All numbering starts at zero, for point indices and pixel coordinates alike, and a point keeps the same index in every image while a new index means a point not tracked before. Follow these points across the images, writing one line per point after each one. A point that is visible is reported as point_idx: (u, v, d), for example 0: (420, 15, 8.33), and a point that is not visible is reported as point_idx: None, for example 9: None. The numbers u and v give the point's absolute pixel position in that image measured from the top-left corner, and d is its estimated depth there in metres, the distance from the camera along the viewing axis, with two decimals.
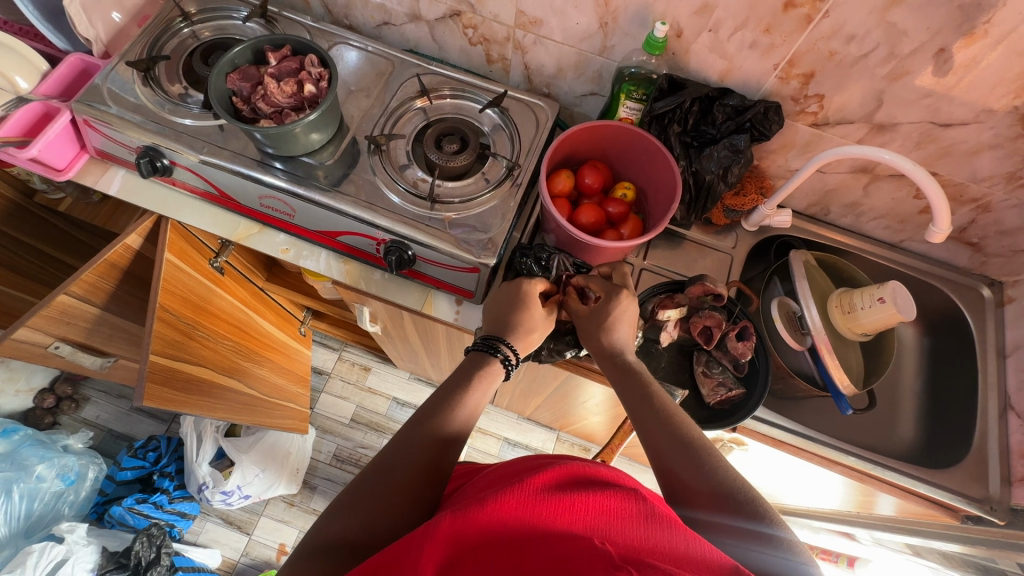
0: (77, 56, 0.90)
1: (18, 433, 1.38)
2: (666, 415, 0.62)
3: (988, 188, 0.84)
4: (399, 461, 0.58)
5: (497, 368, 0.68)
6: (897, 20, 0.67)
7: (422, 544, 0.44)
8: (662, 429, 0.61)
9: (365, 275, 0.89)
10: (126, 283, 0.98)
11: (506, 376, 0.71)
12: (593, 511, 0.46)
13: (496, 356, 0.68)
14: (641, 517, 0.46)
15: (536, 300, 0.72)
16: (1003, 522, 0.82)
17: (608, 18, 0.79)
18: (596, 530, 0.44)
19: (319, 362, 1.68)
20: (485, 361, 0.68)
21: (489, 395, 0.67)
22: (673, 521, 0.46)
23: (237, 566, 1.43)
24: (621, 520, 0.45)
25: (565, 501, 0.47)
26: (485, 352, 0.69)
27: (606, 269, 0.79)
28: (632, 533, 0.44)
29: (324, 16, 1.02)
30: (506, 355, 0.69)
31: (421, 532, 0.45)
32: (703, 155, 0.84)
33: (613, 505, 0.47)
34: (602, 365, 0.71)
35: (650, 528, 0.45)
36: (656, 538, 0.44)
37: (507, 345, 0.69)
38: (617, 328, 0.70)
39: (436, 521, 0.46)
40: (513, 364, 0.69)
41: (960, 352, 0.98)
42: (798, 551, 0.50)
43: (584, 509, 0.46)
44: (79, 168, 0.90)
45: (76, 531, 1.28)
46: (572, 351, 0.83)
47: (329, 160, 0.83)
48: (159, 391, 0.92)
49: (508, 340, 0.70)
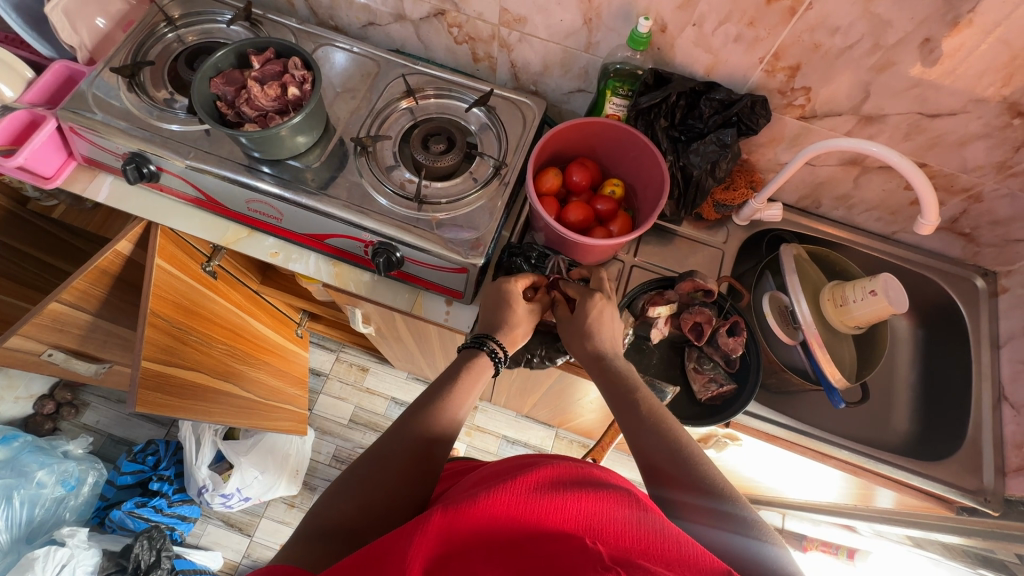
0: (61, 63, 0.91)
1: (18, 440, 1.39)
2: (654, 412, 0.62)
3: (978, 178, 0.83)
4: (387, 458, 0.57)
5: (488, 365, 0.68)
6: (881, 11, 0.67)
7: (413, 537, 0.44)
8: (648, 424, 0.61)
9: (355, 277, 0.89)
10: (118, 289, 0.98)
11: (495, 372, 0.70)
12: (586, 510, 0.45)
13: (485, 351, 0.68)
14: (633, 517, 0.45)
15: (521, 299, 0.72)
16: (997, 514, 0.82)
17: (591, 14, 0.79)
18: (588, 531, 0.44)
19: (316, 363, 1.69)
20: (474, 356, 0.68)
21: (479, 392, 0.67)
22: (666, 522, 0.46)
23: (239, 568, 1.43)
24: (613, 519, 0.45)
25: (558, 499, 0.46)
26: (475, 347, 0.68)
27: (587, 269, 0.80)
28: (624, 533, 0.44)
29: (309, 18, 1.01)
30: (495, 351, 0.69)
31: (411, 525, 0.45)
32: (690, 149, 0.84)
33: (606, 503, 0.46)
34: (588, 368, 0.71)
35: (642, 528, 0.44)
36: (648, 539, 0.43)
37: (495, 341, 0.69)
38: (597, 331, 0.70)
39: (426, 516, 0.45)
40: (501, 359, 0.69)
41: (954, 343, 0.97)
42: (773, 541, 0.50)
43: (577, 507, 0.46)
44: (67, 176, 0.90)
45: (77, 535, 1.29)
46: (562, 358, 0.83)
47: (316, 162, 0.82)
48: (153, 396, 0.92)
49: (498, 337, 0.70)
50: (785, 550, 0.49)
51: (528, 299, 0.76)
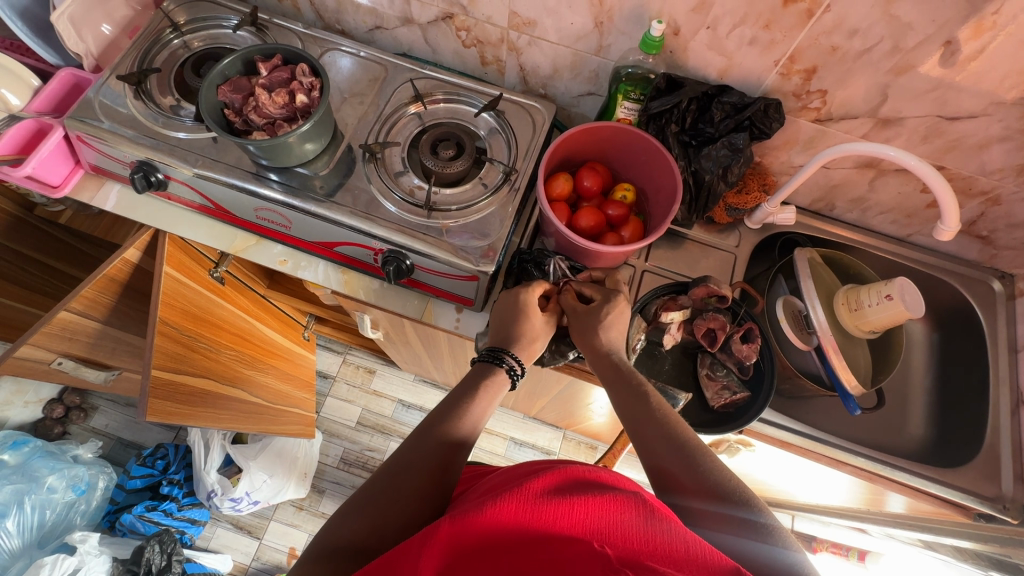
0: (68, 70, 0.90)
1: (29, 445, 1.39)
2: (658, 416, 0.61)
3: (997, 181, 0.82)
4: (403, 469, 0.57)
5: (504, 379, 0.67)
6: (901, 12, 0.65)
7: (420, 550, 0.43)
8: (652, 427, 0.60)
9: (364, 285, 0.89)
10: (126, 297, 0.98)
11: (512, 387, 0.69)
12: (593, 513, 0.45)
13: (502, 367, 0.67)
14: (639, 518, 0.45)
15: (535, 309, 0.72)
16: (1016, 521, 0.80)
17: (603, 17, 0.78)
18: (596, 535, 0.43)
19: (323, 366, 1.69)
20: (490, 373, 0.67)
21: (494, 406, 0.66)
22: (673, 522, 0.45)
23: (249, 570, 1.44)
24: (620, 522, 0.44)
25: (564, 504, 0.46)
26: (490, 362, 0.67)
27: (599, 273, 0.79)
28: (631, 536, 0.43)
29: (315, 22, 1.00)
30: (513, 367, 0.68)
31: (419, 538, 0.44)
32: (702, 154, 0.83)
33: (613, 508, 0.45)
34: (593, 368, 0.70)
35: (649, 531, 0.43)
36: (657, 541, 0.42)
37: (512, 355, 0.68)
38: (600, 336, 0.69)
39: (434, 527, 0.45)
40: (519, 375, 0.68)
41: (970, 346, 0.96)
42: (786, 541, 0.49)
43: (583, 512, 0.45)
44: (75, 184, 0.90)
45: (88, 540, 1.30)
46: (574, 352, 0.82)
47: (324, 169, 0.82)
48: (162, 404, 0.92)
49: (515, 351, 0.69)
50: (802, 552, 0.49)
51: (543, 310, 0.76)
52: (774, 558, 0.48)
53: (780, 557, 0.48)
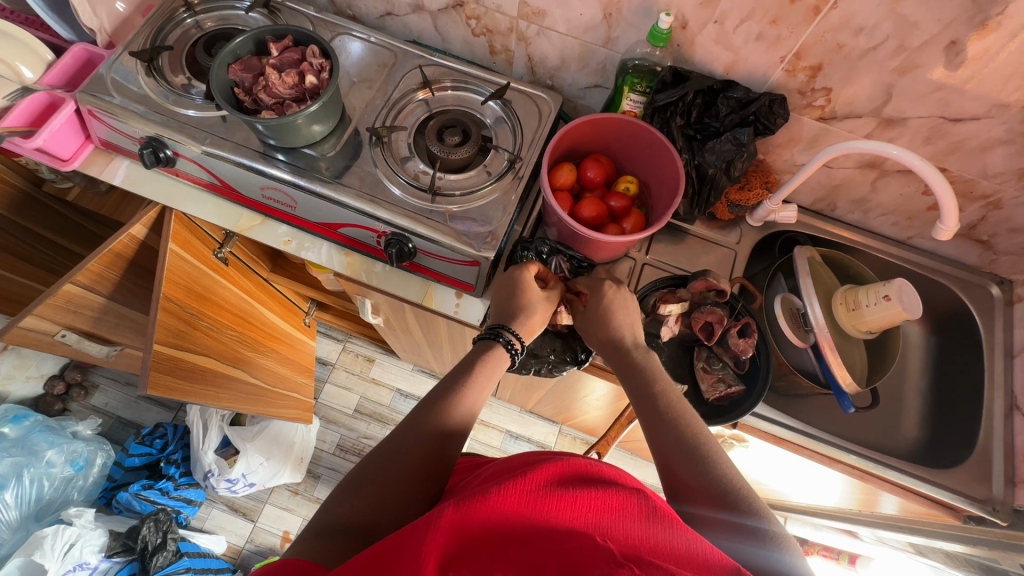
0: (81, 46, 0.91)
1: (29, 419, 1.41)
2: (649, 409, 0.63)
3: (999, 185, 0.82)
4: (400, 448, 0.58)
5: (505, 360, 0.68)
6: (907, 11, 0.66)
7: (424, 534, 0.43)
8: (644, 422, 0.62)
9: (366, 267, 0.90)
10: (130, 272, 0.99)
11: (511, 365, 0.70)
12: (595, 509, 0.45)
13: (501, 343, 0.68)
14: (640, 516, 0.45)
15: (533, 287, 0.72)
16: (1006, 524, 0.81)
17: (611, 9, 0.78)
18: (597, 528, 0.43)
19: (324, 353, 1.69)
20: (489, 349, 0.67)
21: (496, 382, 0.67)
22: (674, 521, 0.45)
23: (242, 553, 1.45)
24: (622, 517, 0.45)
25: (566, 498, 0.46)
26: (490, 339, 0.68)
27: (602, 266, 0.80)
28: (634, 531, 0.43)
29: (327, 7, 1.01)
30: (511, 343, 0.68)
31: (422, 523, 0.44)
32: (706, 148, 0.83)
33: (615, 505, 0.46)
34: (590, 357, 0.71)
35: (651, 526, 0.44)
36: (659, 538, 0.43)
37: (510, 332, 0.69)
38: (613, 318, 0.70)
39: (438, 511, 0.44)
40: (517, 352, 0.69)
41: (966, 350, 0.97)
42: (776, 539, 0.49)
43: (584, 505, 0.45)
44: (84, 158, 0.91)
45: (84, 514, 1.29)
46: (572, 365, 0.84)
47: (331, 152, 0.82)
48: (164, 378, 0.92)
49: (515, 328, 0.69)
50: (790, 556, 0.49)
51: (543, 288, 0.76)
52: (765, 560, 0.48)
53: (765, 557, 0.48)
